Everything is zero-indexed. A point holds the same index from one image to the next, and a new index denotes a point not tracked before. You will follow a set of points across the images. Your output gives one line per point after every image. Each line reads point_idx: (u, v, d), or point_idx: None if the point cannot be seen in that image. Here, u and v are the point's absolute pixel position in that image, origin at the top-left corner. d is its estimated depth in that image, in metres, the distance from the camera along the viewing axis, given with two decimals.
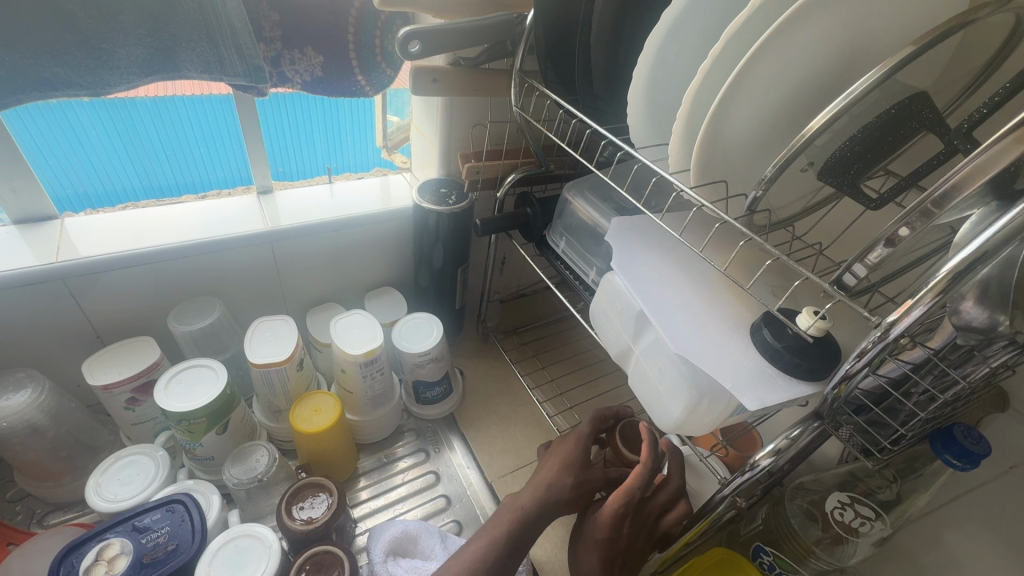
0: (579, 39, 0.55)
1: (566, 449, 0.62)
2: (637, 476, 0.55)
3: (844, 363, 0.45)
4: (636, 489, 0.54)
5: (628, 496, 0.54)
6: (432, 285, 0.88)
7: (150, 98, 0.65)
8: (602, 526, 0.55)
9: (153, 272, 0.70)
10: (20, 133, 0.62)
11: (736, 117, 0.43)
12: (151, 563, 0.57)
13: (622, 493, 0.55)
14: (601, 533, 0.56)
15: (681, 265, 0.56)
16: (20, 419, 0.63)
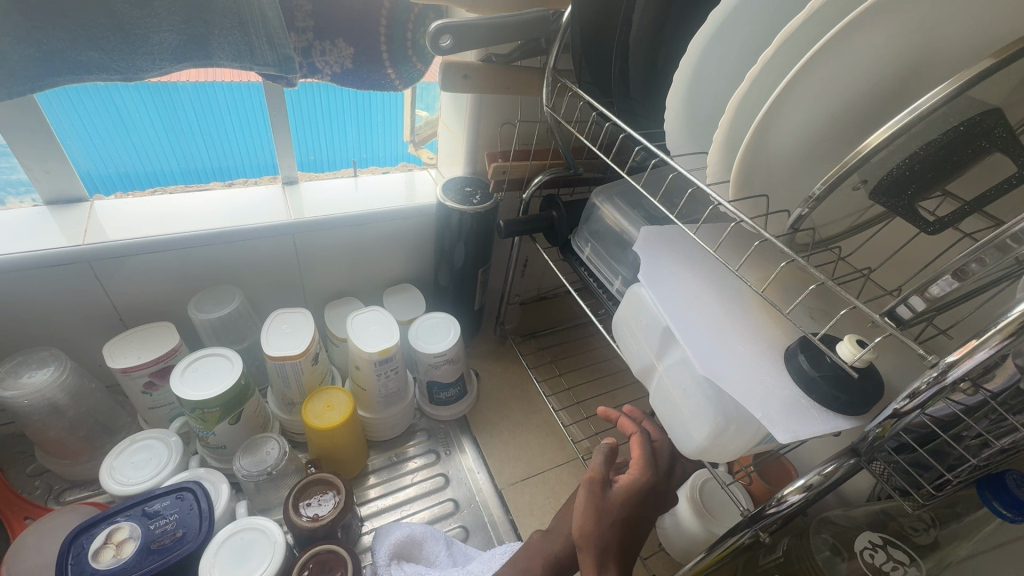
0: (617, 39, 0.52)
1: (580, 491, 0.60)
2: (643, 446, 0.53)
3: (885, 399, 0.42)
4: (649, 456, 0.53)
5: (644, 466, 0.52)
6: (452, 285, 0.87)
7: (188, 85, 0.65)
8: (620, 501, 0.49)
9: (178, 259, 0.70)
10: (64, 112, 0.63)
11: (784, 128, 0.40)
12: (158, 550, 0.57)
13: (639, 465, 0.51)
14: (614, 514, 0.49)
15: (713, 281, 0.53)
16: (42, 397, 0.64)
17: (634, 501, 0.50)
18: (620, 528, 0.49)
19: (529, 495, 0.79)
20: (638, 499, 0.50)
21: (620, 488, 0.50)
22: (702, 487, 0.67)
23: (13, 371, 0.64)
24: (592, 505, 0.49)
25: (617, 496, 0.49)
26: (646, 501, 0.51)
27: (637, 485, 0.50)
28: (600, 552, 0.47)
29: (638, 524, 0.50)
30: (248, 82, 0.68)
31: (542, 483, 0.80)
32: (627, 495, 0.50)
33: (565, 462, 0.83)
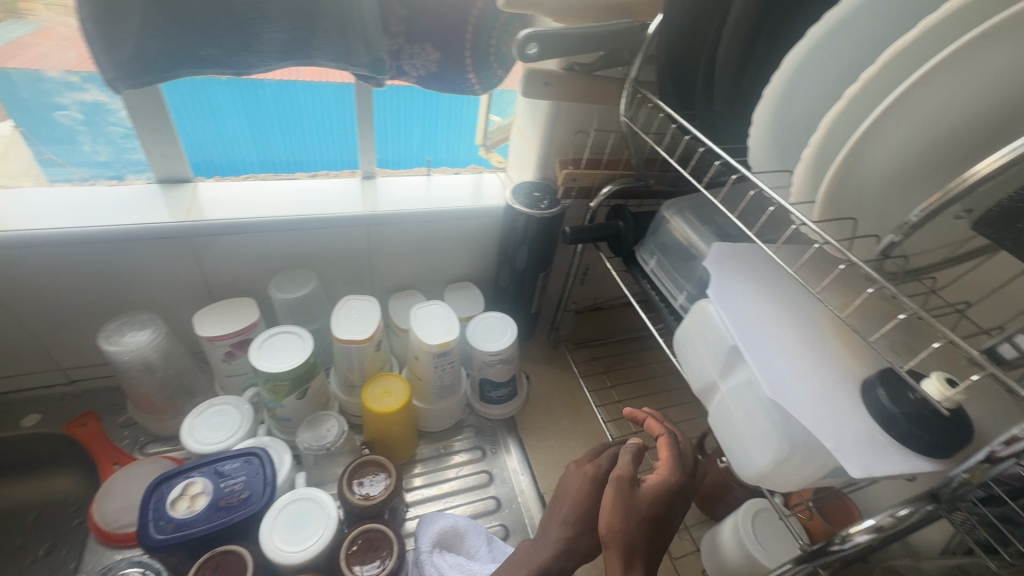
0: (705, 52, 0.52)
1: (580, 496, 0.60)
2: (671, 447, 0.53)
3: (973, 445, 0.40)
4: (678, 454, 0.52)
5: (672, 466, 0.51)
6: (512, 286, 0.89)
7: (289, 82, 0.71)
8: (650, 500, 0.49)
9: (265, 242, 0.76)
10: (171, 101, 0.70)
11: (878, 149, 0.39)
12: (226, 507, 0.62)
13: (667, 465, 0.51)
14: (643, 514, 0.48)
15: (787, 304, 0.51)
16: (140, 356, 0.71)
17: (665, 501, 0.49)
18: (648, 527, 0.48)
19: None
20: (669, 497, 0.49)
21: (649, 487, 0.50)
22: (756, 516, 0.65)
23: (119, 331, 0.71)
24: (620, 502, 0.49)
25: (648, 495, 0.49)
26: (676, 500, 0.50)
27: (667, 484, 0.50)
28: (628, 551, 0.47)
29: (667, 525, 0.50)
30: (327, 82, 0.73)
31: None
32: (656, 494, 0.49)
33: None
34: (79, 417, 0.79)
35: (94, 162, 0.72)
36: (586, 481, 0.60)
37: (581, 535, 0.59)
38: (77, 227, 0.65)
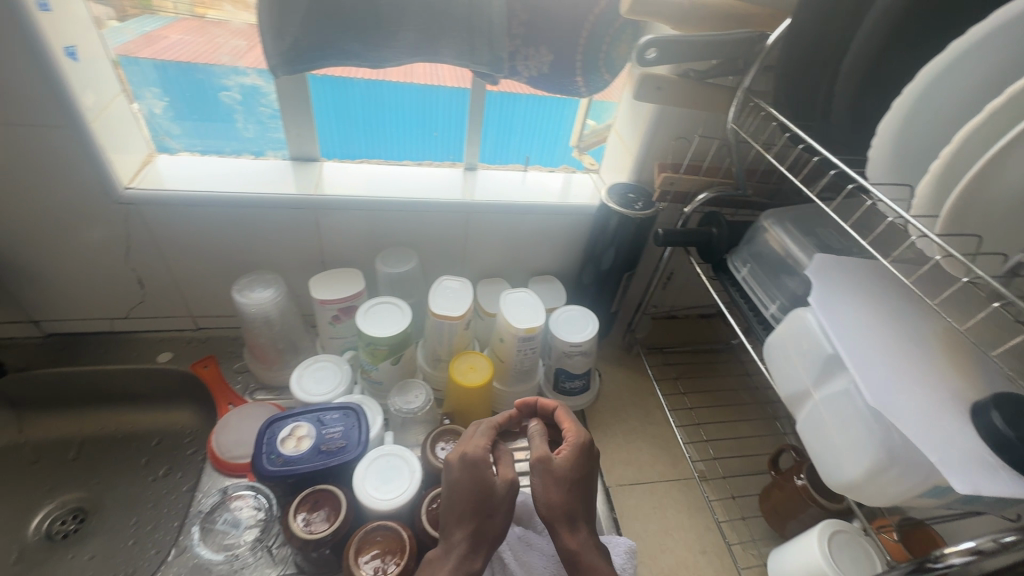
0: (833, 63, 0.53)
1: (473, 488, 0.56)
2: (570, 419, 0.64)
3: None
4: (577, 426, 0.63)
5: (574, 431, 0.63)
6: (595, 283, 0.92)
7: (388, 80, 0.79)
8: (566, 466, 0.59)
9: (374, 220, 0.83)
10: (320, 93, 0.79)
11: (1007, 176, 0.39)
12: (326, 452, 0.68)
13: (573, 436, 0.62)
14: (568, 483, 0.58)
15: (894, 319, 0.51)
16: (263, 309, 0.80)
17: (577, 461, 0.59)
18: (577, 491, 0.58)
19: (635, 500, 0.80)
20: (584, 459, 0.60)
21: (564, 455, 0.60)
22: (835, 536, 0.62)
23: (247, 286, 0.81)
24: (546, 477, 0.58)
25: (567, 460, 0.59)
26: (589, 459, 0.61)
27: (580, 448, 0.60)
28: (567, 516, 0.56)
29: (592, 483, 0.61)
30: (411, 83, 0.79)
31: (650, 493, 0.81)
32: (575, 460, 0.60)
33: (676, 479, 0.83)
34: (203, 359, 0.91)
35: (243, 138, 0.82)
36: (484, 474, 0.57)
37: (483, 523, 0.56)
38: (226, 193, 0.75)
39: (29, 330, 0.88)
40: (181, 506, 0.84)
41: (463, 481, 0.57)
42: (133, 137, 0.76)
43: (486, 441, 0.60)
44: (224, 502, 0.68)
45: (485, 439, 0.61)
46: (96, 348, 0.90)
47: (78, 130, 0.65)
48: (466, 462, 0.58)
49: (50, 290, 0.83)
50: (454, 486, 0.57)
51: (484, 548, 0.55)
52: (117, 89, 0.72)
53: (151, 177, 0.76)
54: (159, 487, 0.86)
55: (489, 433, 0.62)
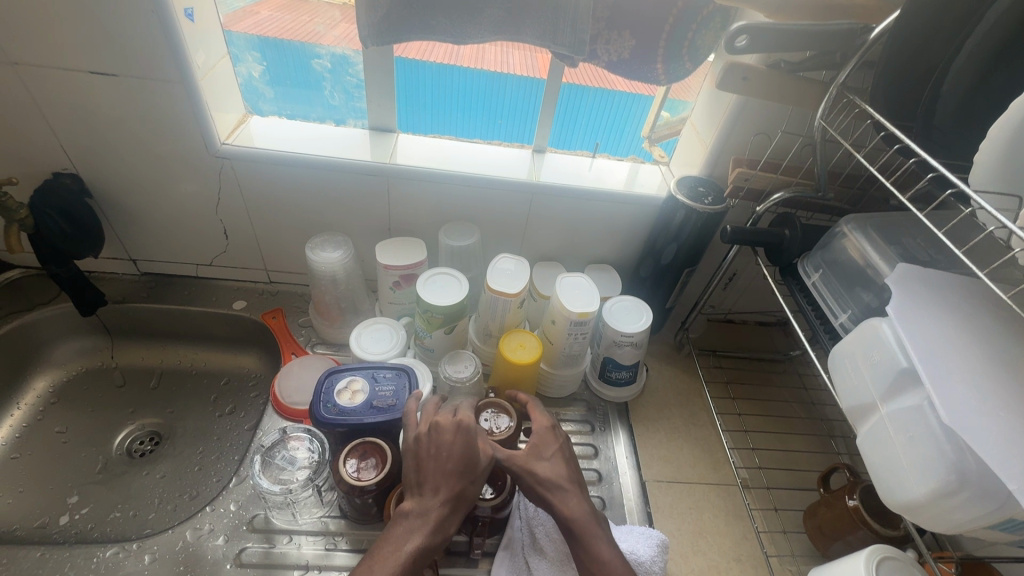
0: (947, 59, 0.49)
1: (460, 451, 0.60)
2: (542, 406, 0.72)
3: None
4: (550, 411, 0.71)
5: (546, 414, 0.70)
6: (653, 276, 0.91)
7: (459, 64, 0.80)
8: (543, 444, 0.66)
9: (442, 193, 0.85)
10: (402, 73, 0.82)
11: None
12: (378, 408, 0.72)
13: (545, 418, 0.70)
14: (543, 458, 0.64)
15: (981, 338, 0.48)
16: (332, 268, 0.84)
17: (554, 439, 0.67)
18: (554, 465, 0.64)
19: (671, 497, 0.79)
20: (556, 436, 0.67)
21: (543, 435, 0.67)
22: (885, 562, 0.59)
23: (319, 245, 0.85)
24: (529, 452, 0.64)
25: (535, 441, 0.66)
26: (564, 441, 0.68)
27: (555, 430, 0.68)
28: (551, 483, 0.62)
29: (572, 460, 0.66)
30: (481, 69, 0.81)
31: (688, 493, 0.80)
32: (549, 439, 0.67)
33: (716, 483, 0.81)
34: (272, 310, 0.97)
35: (327, 105, 0.87)
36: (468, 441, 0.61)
37: (465, 487, 0.59)
38: (308, 154, 0.80)
39: (128, 268, 0.97)
40: (241, 442, 0.91)
41: (451, 443, 0.60)
42: (232, 97, 0.82)
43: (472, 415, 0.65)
44: (282, 440, 0.70)
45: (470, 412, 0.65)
46: (181, 290, 0.98)
47: (187, 85, 0.71)
48: (456, 428, 0.61)
49: (148, 233, 0.91)
50: (441, 449, 0.60)
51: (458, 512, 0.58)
52: (222, 52, 0.78)
53: (245, 136, 0.82)
54: (224, 423, 0.94)
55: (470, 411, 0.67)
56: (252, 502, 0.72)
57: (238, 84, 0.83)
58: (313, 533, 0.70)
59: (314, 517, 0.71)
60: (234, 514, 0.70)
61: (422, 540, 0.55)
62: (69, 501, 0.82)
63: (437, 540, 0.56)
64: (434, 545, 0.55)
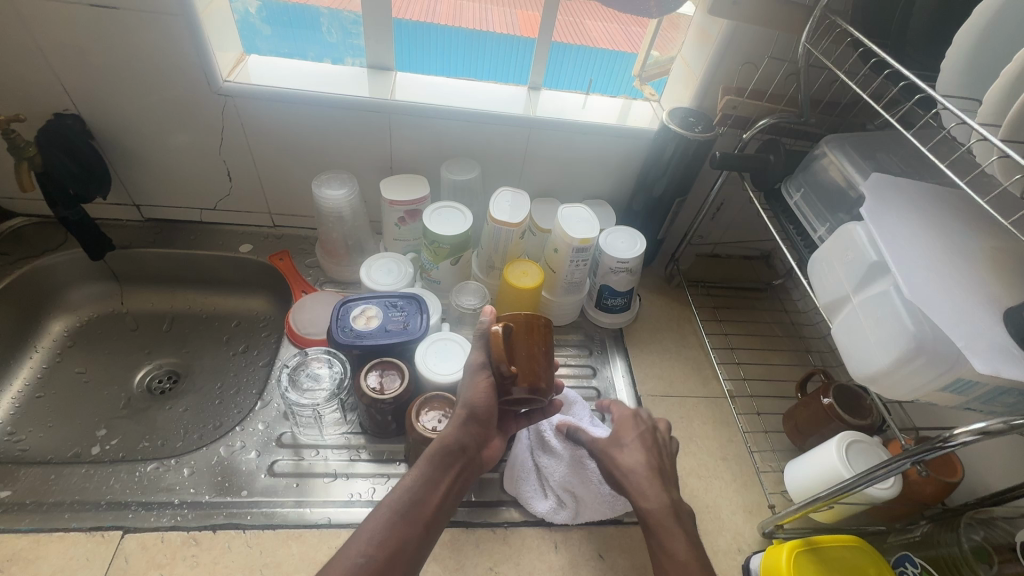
0: None
1: (479, 404, 0.60)
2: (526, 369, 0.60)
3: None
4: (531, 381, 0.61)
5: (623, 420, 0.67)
6: (645, 209, 0.95)
7: (437, 23, 0.88)
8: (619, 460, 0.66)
9: (442, 129, 0.88)
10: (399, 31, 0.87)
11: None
12: (392, 331, 0.76)
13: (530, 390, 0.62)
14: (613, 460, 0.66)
15: (942, 232, 0.54)
16: (337, 204, 0.87)
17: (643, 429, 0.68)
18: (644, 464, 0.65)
19: (665, 409, 0.86)
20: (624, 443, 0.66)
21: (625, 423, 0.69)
22: (851, 446, 0.67)
23: (325, 183, 0.88)
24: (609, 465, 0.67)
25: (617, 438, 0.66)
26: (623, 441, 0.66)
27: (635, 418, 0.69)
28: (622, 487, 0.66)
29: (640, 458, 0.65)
30: (460, 28, 0.88)
31: (679, 405, 0.87)
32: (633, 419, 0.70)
33: (704, 395, 0.89)
34: (279, 252, 1.00)
35: (325, 44, 0.88)
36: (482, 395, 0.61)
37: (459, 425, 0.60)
38: (310, 91, 0.81)
39: (132, 213, 0.99)
40: (258, 377, 0.96)
41: (469, 390, 0.61)
42: (229, 35, 0.82)
43: (486, 357, 0.62)
44: (305, 362, 0.75)
45: (481, 354, 0.62)
46: (186, 234, 1.00)
47: (189, 19, 0.71)
48: (471, 375, 0.62)
49: (151, 176, 0.92)
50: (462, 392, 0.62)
51: (482, 445, 0.63)
52: None
53: (246, 74, 0.83)
54: (239, 360, 0.98)
55: (484, 346, 0.62)
56: (278, 421, 0.77)
57: (235, 21, 0.83)
58: (338, 447, 0.75)
59: (338, 433, 0.76)
60: (262, 432, 0.76)
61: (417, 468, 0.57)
62: (98, 434, 0.86)
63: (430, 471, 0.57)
64: (429, 475, 0.57)
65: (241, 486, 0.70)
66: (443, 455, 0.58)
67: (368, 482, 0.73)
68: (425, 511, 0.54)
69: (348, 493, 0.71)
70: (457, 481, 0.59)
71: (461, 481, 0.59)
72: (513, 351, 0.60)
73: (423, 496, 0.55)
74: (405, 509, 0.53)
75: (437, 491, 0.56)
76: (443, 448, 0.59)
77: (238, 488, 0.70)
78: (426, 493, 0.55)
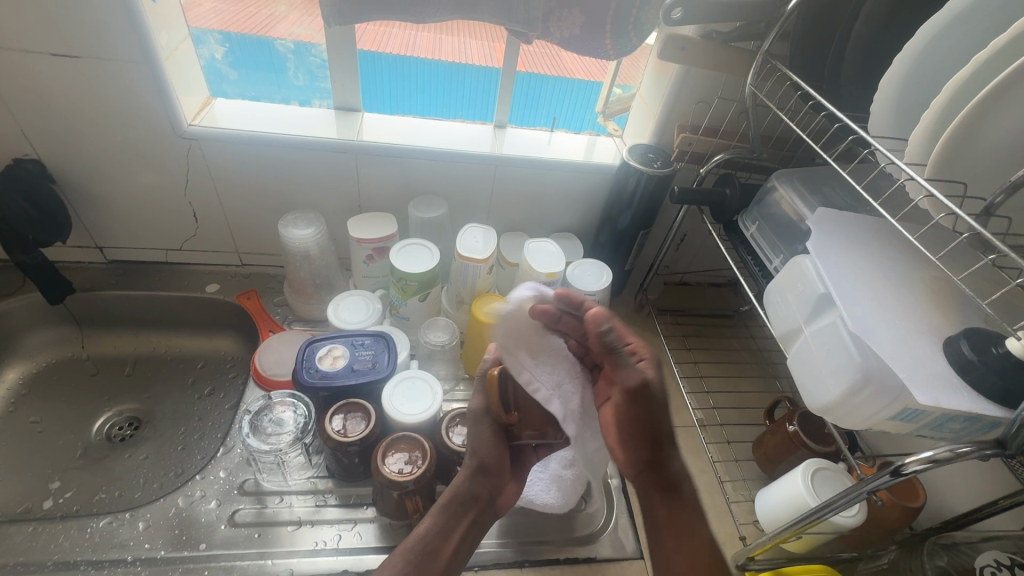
0: (856, 25, 0.55)
1: (486, 455, 0.63)
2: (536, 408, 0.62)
3: (1010, 400, 0.44)
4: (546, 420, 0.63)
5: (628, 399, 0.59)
6: (611, 241, 0.97)
7: (416, 56, 0.86)
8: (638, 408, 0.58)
9: (408, 168, 0.89)
10: (365, 64, 0.87)
11: (986, 127, 0.44)
12: (359, 371, 0.75)
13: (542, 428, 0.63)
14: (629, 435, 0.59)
15: (883, 264, 0.56)
16: (305, 244, 0.87)
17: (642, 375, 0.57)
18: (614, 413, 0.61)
19: None
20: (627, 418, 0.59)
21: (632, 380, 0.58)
22: (815, 472, 0.68)
23: (291, 222, 0.88)
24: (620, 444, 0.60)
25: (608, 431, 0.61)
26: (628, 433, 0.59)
27: (643, 383, 0.57)
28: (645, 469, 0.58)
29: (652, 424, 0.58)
30: (439, 60, 0.87)
31: None
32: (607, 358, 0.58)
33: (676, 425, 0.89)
34: (247, 291, 0.99)
35: (293, 87, 0.89)
36: (488, 443, 0.63)
37: (471, 473, 0.63)
38: (276, 134, 0.82)
39: (94, 256, 0.97)
40: (223, 420, 0.93)
41: (476, 443, 0.63)
42: (195, 79, 0.83)
43: (484, 404, 0.64)
44: (268, 406, 0.73)
45: (480, 399, 0.64)
46: (151, 276, 0.99)
47: (152, 66, 0.72)
48: (476, 425, 0.64)
49: (114, 218, 0.91)
50: (470, 443, 0.64)
51: (497, 492, 0.64)
52: (184, 34, 0.79)
53: (211, 117, 0.83)
54: (204, 404, 0.95)
55: (483, 389, 0.64)
56: (241, 468, 0.75)
57: (201, 66, 0.84)
58: (303, 492, 0.73)
59: (304, 478, 0.74)
60: (224, 480, 0.73)
61: (433, 518, 0.59)
62: (51, 487, 0.82)
63: (442, 521, 0.59)
64: (443, 524, 0.59)
65: (200, 539, 0.67)
66: (455, 504, 0.60)
67: (335, 529, 0.70)
68: (438, 562, 0.56)
69: (314, 541, 0.69)
70: (472, 527, 0.61)
71: (474, 531, 0.61)
72: (507, 397, 0.62)
73: (436, 546, 0.57)
74: (418, 558, 0.56)
75: (450, 541, 0.58)
76: (455, 497, 0.61)
77: (195, 541, 0.67)
78: (439, 543, 0.57)
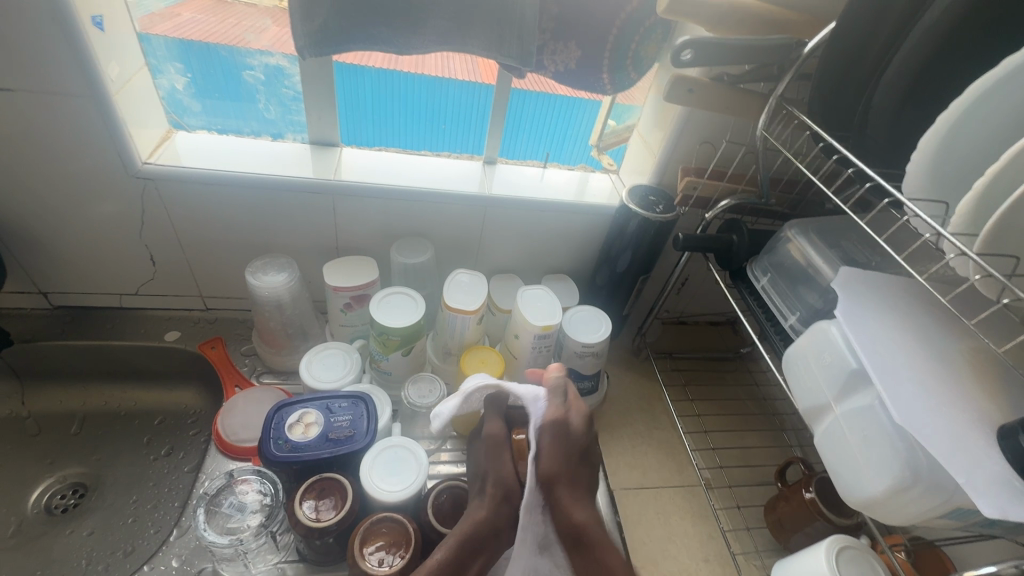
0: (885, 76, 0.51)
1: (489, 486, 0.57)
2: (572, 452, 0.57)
3: None
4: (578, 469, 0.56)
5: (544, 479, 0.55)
6: (608, 284, 0.91)
7: (400, 69, 0.77)
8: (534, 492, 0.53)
9: (389, 207, 0.81)
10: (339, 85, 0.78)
11: None
12: (334, 440, 0.67)
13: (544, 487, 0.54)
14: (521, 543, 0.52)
15: (921, 334, 0.51)
16: (276, 292, 0.79)
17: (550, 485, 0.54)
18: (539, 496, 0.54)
19: (641, 505, 0.79)
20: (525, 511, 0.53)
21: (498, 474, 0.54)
22: (843, 551, 0.60)
23: (261, 269, 0.80)
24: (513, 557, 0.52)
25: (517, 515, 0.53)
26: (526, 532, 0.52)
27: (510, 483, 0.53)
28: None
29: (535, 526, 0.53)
30: (421, 74, 0.78)
31: (653, 499, 0.80)
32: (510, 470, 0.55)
33: (680, 485, 0.83)
34: (211, 340, 0.90)
35: (262, 119, 0.82)
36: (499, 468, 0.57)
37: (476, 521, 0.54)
38: (242, 173, 0.74)
39: (37, 302, 0.87)
40: (182, 485, 0.83)
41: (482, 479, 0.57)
42: (153, 112, 0.75)
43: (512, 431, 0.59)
44: (229, 485, 0.66)
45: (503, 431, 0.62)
46: (102, 324, 0.89)
47: (99, 101, 0.64)
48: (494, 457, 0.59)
49: (58, 262, 0.82)
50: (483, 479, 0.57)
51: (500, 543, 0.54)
52: (140, 63, 0.71)
53: (169, 154, 0.75)
54: (160, 467, 0.85)
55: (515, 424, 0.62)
56: (197, 556, 0.66)
57: (160, 98, 0.76)
58: None
59: (270, 564, 0.66)
60: (177, 571, 0.65)
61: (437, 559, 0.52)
62: None
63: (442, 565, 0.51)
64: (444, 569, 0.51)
65: None
66: (466, 545, 0.53)
67: None
68: None
69: None
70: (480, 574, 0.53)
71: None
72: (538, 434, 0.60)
73: None
74: None
75: None
76: (474, 534, 0.54)
77: None
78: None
